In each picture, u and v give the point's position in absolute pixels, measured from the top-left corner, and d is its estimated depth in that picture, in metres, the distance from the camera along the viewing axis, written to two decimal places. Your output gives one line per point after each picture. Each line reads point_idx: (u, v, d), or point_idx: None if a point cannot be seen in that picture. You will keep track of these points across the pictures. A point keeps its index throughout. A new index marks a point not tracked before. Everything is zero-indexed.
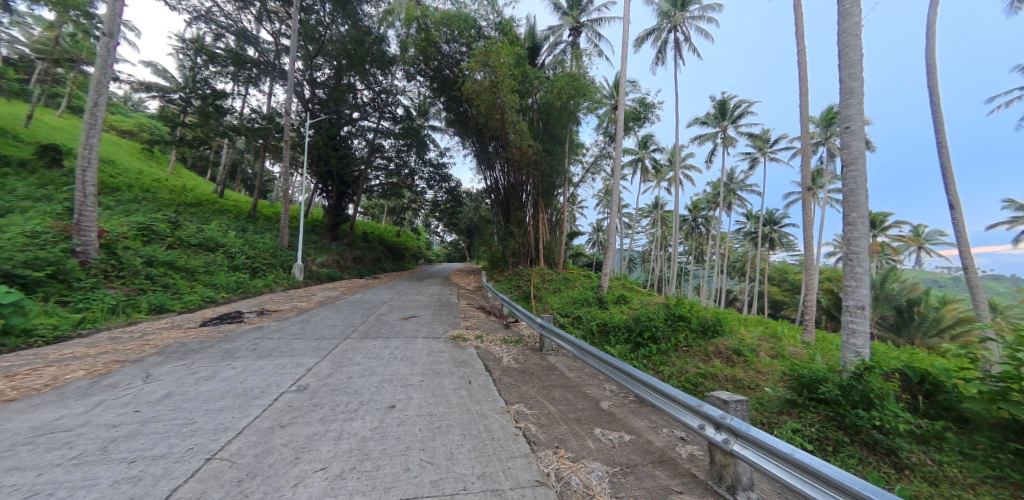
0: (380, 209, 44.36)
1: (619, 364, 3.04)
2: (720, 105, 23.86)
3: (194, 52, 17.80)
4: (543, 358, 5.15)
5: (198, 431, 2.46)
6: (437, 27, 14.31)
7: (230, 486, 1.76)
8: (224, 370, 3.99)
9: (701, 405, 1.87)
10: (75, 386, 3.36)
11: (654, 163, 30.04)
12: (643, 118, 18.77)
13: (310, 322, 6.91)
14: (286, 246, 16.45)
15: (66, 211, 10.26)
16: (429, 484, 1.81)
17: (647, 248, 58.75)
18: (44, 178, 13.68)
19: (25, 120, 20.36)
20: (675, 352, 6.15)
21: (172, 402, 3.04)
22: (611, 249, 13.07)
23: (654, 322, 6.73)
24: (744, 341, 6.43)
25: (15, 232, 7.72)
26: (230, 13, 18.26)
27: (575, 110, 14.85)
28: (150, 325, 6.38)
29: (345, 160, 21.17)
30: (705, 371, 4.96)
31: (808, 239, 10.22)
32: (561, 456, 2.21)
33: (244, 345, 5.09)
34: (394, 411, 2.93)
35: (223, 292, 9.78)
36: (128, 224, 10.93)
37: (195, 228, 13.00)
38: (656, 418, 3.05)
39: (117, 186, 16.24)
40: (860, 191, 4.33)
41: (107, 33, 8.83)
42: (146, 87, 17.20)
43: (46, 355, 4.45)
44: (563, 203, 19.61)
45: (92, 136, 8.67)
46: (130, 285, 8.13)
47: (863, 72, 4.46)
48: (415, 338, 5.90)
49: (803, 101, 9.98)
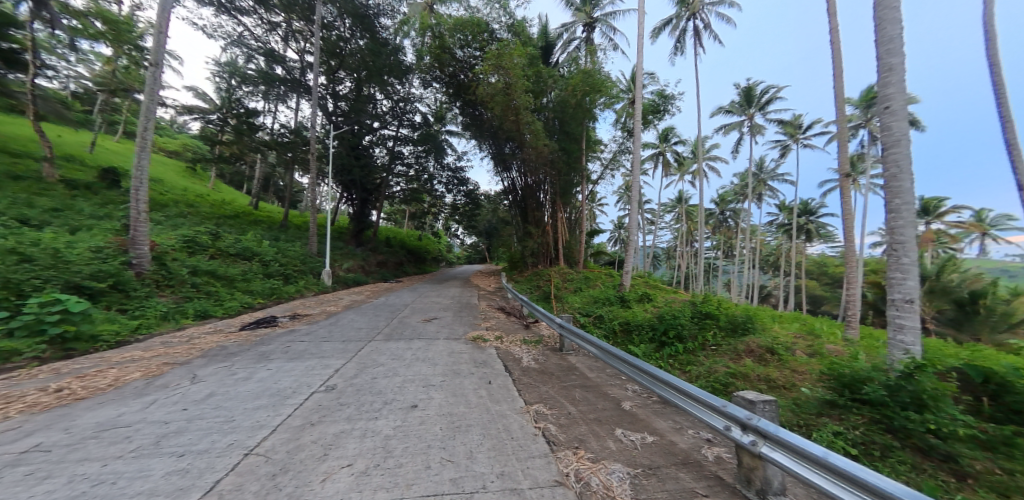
0: (402, 216, 45.87)
1: (642, 364, 2.96)
2: (745, 92, 22.77)
3: (229, 74, 19.19)
4: (563, 358, 5.11)
5: (236, 428, 2.62)
6: (451, 34, 14.55)
7: (265, 480, 1.87)
8: (260, 371, 4.24)
9: (726, 406, 1.78)
10: (133, 386, 3.69)
11: (677, 156, 29.09)
12: (663, 110, 18.39)
13: (338, 325, 7.26)
14: (314, 253, 17.24)
15: (122, 227, 11.30)
16: (449, 482, 1.84)
17: (671, 244, 56.70)
18: (104, 198, 15.13)
19: (89, 147, 22.61)
20: (702, 351, 5.93)
21: (214, 401, 3.27)
22: (632, 245, 12.64)
23: (680, 320, 6.55)
24: (778, 339, 6.10)
25: (82, 247, 8.50)
26: (260, 36, 19.44)
27: (591, 106, 14.64)
28: (195, 330, 6.88)
29: (366, 168, 21.80)
30: (735, 371, 4.74)
31: (849, 227, 9.51)
32: (581, 457, 2.18)
33: (277, 348, 5.40)
34: (416, 410, 3.01)
35: (258, 298, 10.43)
36: (176, 237, 11.90)
37: (233, 238, 13.92)
38: (682, 419, 2.95)
39: (166, 203, 17.68)
40: (905, 175, 3.97)
41: (154, 63, 9.59)
42: (188, 109, 18.66)
43: (109, 359, 4.91)
44: (582, 201, 19.46)
45: (144, 158, 9.47)
46: (179, 293, 8.83)
47: (903, 48, 4.11)
48: (437, 339, 6.06)
49: (838, 80, 9.30)
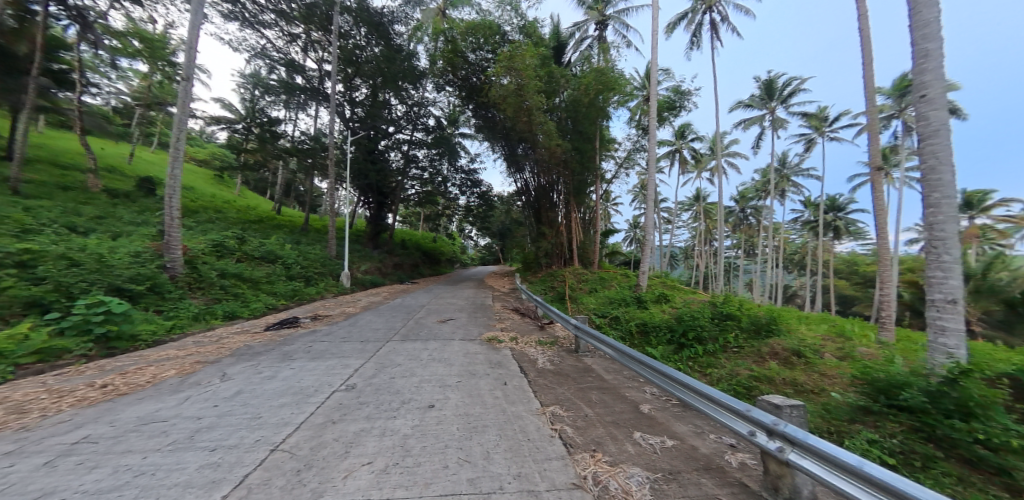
0: (417, 218, 46.64)
1: (660, 367, 2.89)
2: (766, 85, 21.96)
3: (253, 85, 20.07)
4: (579, 359, 5.06)
5: (263, 425, 2.73)
6: (463, 38, 14.74)
7: (290, 475, 1.94)
8: (284, 370, 4.39)
9: (750, 410, 1.71)
10: (169, 383, 3.90)
11: (694, 153, 28.36)
12: (678, 106, 18.01)
13: (356, 326, 7.45)
14: (333, 256, 17.74)
15: (158, 233, 11.98)
16: (467, 482, 1.85)
17: (689, 243, 55.28)
18: (141, 206, 16.09)
19: (127, 158, 24.09)
20: (723, 353, 5.75)
21: (242, 398, 3.41)
22: (649, 245, 12.40)
23: (699, 322, 6.37)
24: (805, 341, 5.83)
25: (122, 252, 9.07)
26: (282, 47, 20.23)
27: (604, 105, 14.47)
28: (224, 331, 7.20)
29: (382, 173, 22.29)
30: (759, 374, 4.57)
31: (882, 223, 9.03)
32: (598, 459, 2.16)
33: (300, 348, 5.58)
34: (433, 410, 3.04)
35: (281, 300, 10.83)
36: (206, 242, 12.51)
37: (257, 242, 14.51)
38: (703, 423, 2.86)
39: (196, 209, 18.61)
40: (944, 167, 3.73)
41: (186, 77, 10.14)
42: (216, 120, 19.62)
43: (147, 357, 5.21)
44: (596, 201, 19.26)
45: (177, 167, 10.02)
46: (209, 295, 9.28)
47: (941, 33, 3.88)
48: (452, 339, 6.12)
49: (868, 69, 8.85)
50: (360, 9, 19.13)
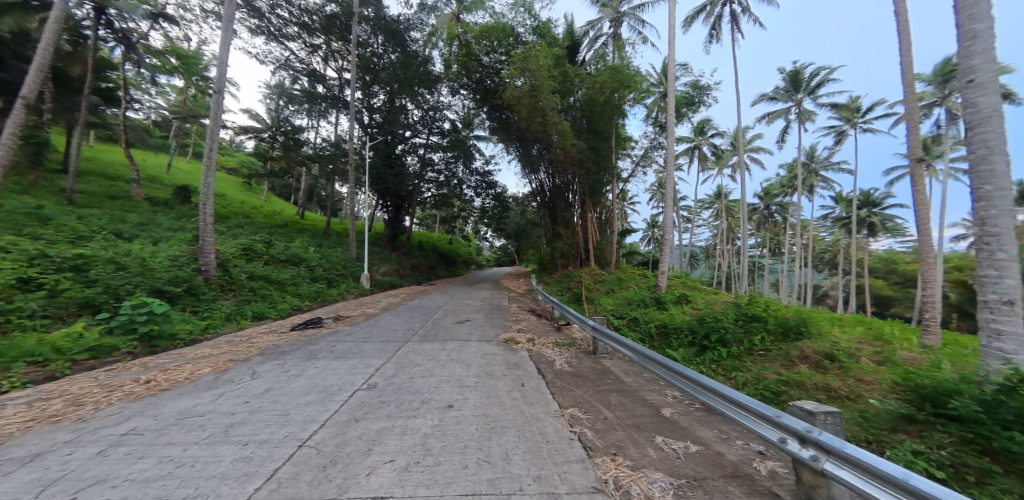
0: (433, 221, 47.38)
1: (682, 370, 2.81)
2: (792, 76, 21.02)
3: (278, 95, 20.99)
4: (597, 361, 4.99)
5: (291, 421, 2.85)
6: (478, 41, 14.90)
7: (317, 470, 2.01)
8: (309, 369, 4.56)
9: (781, 417, 1.63)
10: (205, 379, 4.13)
11: (714, 149, 27.49)
12: (698, 102, 17.53)
13: (376, 326, 7.64)
14: (354, 258, 18.25)
15: (192, 238, 12.70)
16: (487, 482, 1.86)
17: (709, 242, 53.58)
18: (178, 212, 17.10)
19: (166, 168, 25.67)
20: (748, 356, 5.54)
21: (271, 395, 3.56)
22: (668, 245, 12.11)
23: (722, 323, 6.17)
24: (839, 344, 5.52)
25: (162, 256, 9.67)
26: (304, 58, 21.05)
27: (620, 103, 14.26)
28: (253, 330, 7.54)
29: (399, 176, 22.79)
30: (788, 378, 4.36)
31: (924, 219, 8.44)
32: (619, 463, 2.12)
33: (323, 347, 5.77)
34: (452, 410, 3.08)
35: (305, 301, 11.24)
36: (236, 246, 13.17)
37: (283, 246, 15.13)
38: (728, 428, 2.76)
39: (227, 215, 19.61)
40: (997, 157, 3.46)
41: (217, 90, 10.73)
42: (244, 130, 20.63)
43: (185, 355, 5.53)
44: (613, 200, 18.98)
45: (210, 176, 10.60)
46: (239, 297, 9.76)
47: (991, 12, 3.61)
48: (470, 340, 6.17)
49: (906, 54, 8.32)
50: (378, 17, 19.69)
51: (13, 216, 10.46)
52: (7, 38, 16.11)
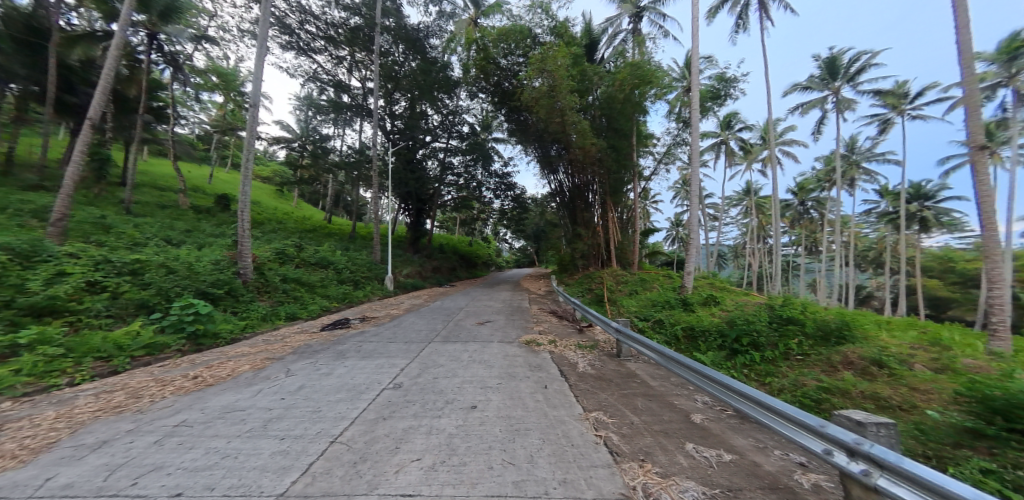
0: (453, 224, 48.20)
1: (713, 374, 2.68)
2: (828, 63, 19.73)
3: (307, 107, 22.09)
4: (622, 364, 4.88)
5: (323, 418, 2.97)
6: (495, 44, 15.03)
7: (348, 466, 2.09)
8: (339, 367, 4.75)
9: (825, 426, 1.52)
10: (244, 376, 4.39)
11: (743, 144, 26.27)
12: (724, 95, 16.84)
13: (400, 327, 7.83)
14: (378, 261, 18.85)
15: (232, 243, 13.56)
16: (512, 484, 1.86)
17: (738, 240, 51.20)
18: (219, 219, 18.32)
19: (208, 178, 27.59)
20: (784, 361, 5.24)
21: (305, 392, 3.74)
22: (693, 244, 11.71)
23: (755, 326, 5.87)
24: (888, 349, 5.11)
25: (206, 260, 10.41)
26: (330, 70, 22.02)
27: (641, 99, 13.93)
28: (287, 330, 7.95)
29: (421, 180, 23.33)
30: (831, 386, 4.08)
31: (987, 212, 7.66)
32: (648, 470, 2.06)
33: (351, 347, 5.99)
34: (475, 411, 3.11)
35: (334, 302, 11.72)
36: (270, 250, 13.94)
37: (312, 249, 15.87)
38: (765, 437, 2.62)
39: (262, 221, 20.81)
40: None
41: (253, 104, 11.41)
42: (276, 140, 21.84)
43: (227, 353, 5.91)
44: (634, 199, 18.57)
45: (247, 185, 11.29)
46: (274, 298, 10.32)
47: None
48: (491, 342, 6.20)
49: (964, 33, 7.59)
50: (399, 27, 20.33)
51: (82, 225, 11.60)
52: (76, 66, 17.94)
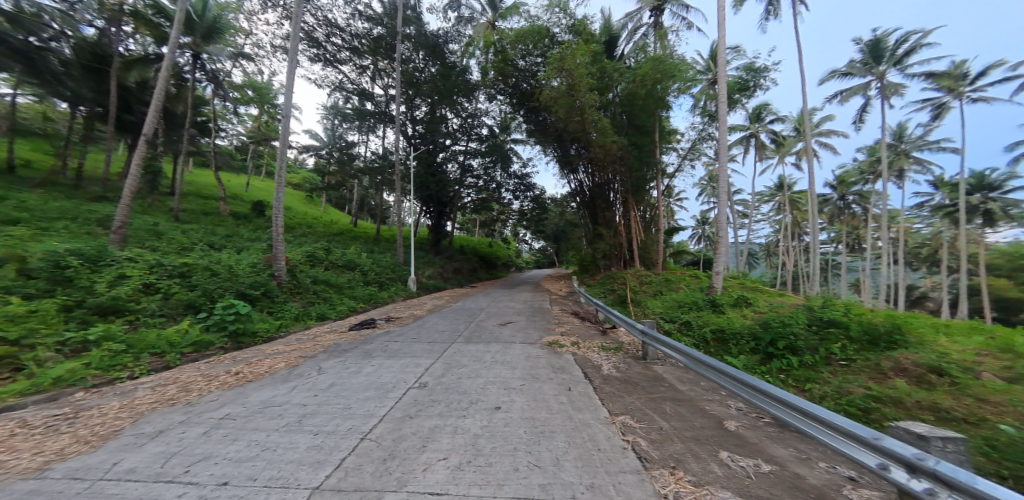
0: (473, 225, 48.70)
1: (748, 379, 2.53)
2: (872, 45, 18.31)
3: (334, 115, 23.06)
4: (648, 367, 4.73)
5: (353, 415, 3.08)
6: (514, 46, 15.09)
7: (378, 463, 2.14)
8: (367, 366, 4.91)
9: (880, 439, 1.39)
10: (280, 373, 4.62)
11: (775, 136, 24.91)
12: (753, 86, 16.04)
13: (424, 327, 7.99)
14: (401, 262, 19.35)
15: (267, 247, 14.36)
16: (539, 487, 1.85)
17: (770, 238, 48.55)
18: (255, 225, 19.46)
19: (245, 187, 29.42)
20: (826, 367, 4.90)
21: (336, 390, 3.88)
22: (722, 243, 11.23)
23: (792, 329, 5.53)
24: (949, 356, 4.65)
25: (245, 264, 11.08)
26: (355, 79, 22.87)
27: (664, 94, 13.53)
28: (318, 330, 8.32)
29: (441, 183, 23.76)
30: (882, 394, 3.77)
31: None
32: (679, 478, 1.98)
33: (378, 346, 6.18)
34: (500, 412, 3.12)
35: (360, 303, 12.15)
36: (302, 253, 14.67)
37: (340, 252, 16.52)
38: (808, 448, 2.45)
39: (294, 226, 21.90)
40: None
41: (285, 115, 12.07)
42: (306, 148, 22.93)
43: (264, 350, 6.25)
44: (657, 197, 18.04)
45: (280, 192, 11.94)
46: (305, 299, 10.84)
47: None
48: (513, 343, 6.19)
49: None
50: (419, 34, 20.86)
51: (138, 232, 12.68)
52: (132, 87, 19.65)
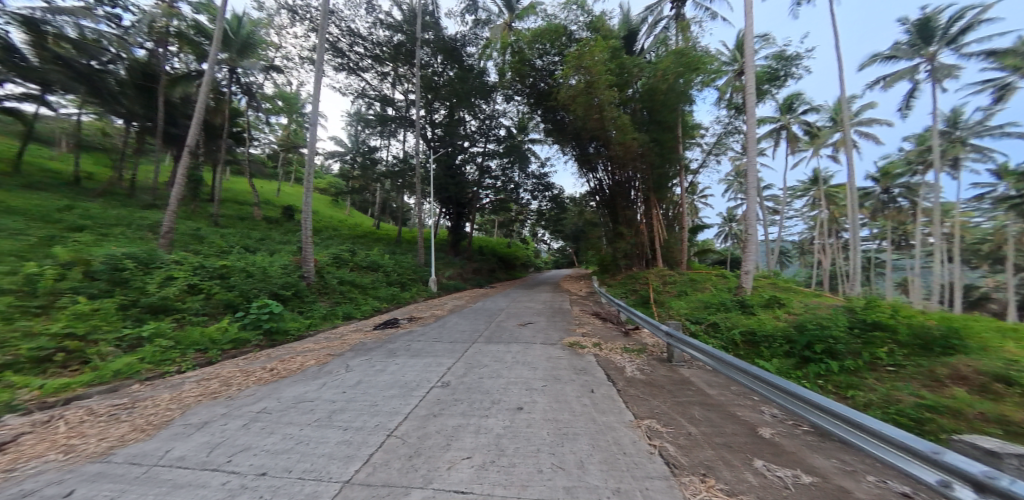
0: (492, 226, 49.00)
1: (784, 384, 2.40)
2: (920, 25, 16.84)
3: (357, 122, 23.89)
4: (673, 370, 4.58)
5: (380, 412, 3.17)
6: (530, 46, 15.09)
7: (404, 459, 2.19)
8: (391, 365, 5.04)
9: (939, 453, 1.27)
10: (311, 370, 4.84)
11: (808, 127, 23.53)
12: (784, 75, 15.22)
13: (445, 327, 8.11)
14: (422, 263, 19.74)
15: (296, 250, 15.06)
16: (563, 489, 1.84)
17: (805, 236, 45.82)
18: (285, 228, 20.46)
19: (276, 192, 30.99)
20: (871, 373, 4.56)
21: (363, 387, 4.01)
22: (751, 241, 10.73)
23: (831, 332, 5.19)
24: (1015, 363, 4.22)
25: (277, 265, 11.68)
26: (377, 85, 23.58)
27: (686, 88, 13.11)
28: (344, 329, 8.64)
29: (460, 185, 24.06)
30: (937, 404, 3.46)
31: None
32: (710, 486, 1.90)
33: (401, 345, 6.34)
34: (522, 412, 3.12)
35: (384, 303, 12.50)
36: (329, 255, 15.28)
37: (364, 254, 17.07)
38: (853, 460, 2.28)
39: (321, 229, 22.85)
40: None
41: (312, 123, 12.63)
42: (331, 154, 23.86)
43: (295, 348, 6.56)
44: (681, 195, 17.47)
45: (308, 196, 12.49)
46: (332, 299, 11.28)
47: None
48: (534, 344, 6.17)
49: None
50: (438, 39, 21.25)
51: (182, 236, 13.65)
52: (177, 103, 21.18)
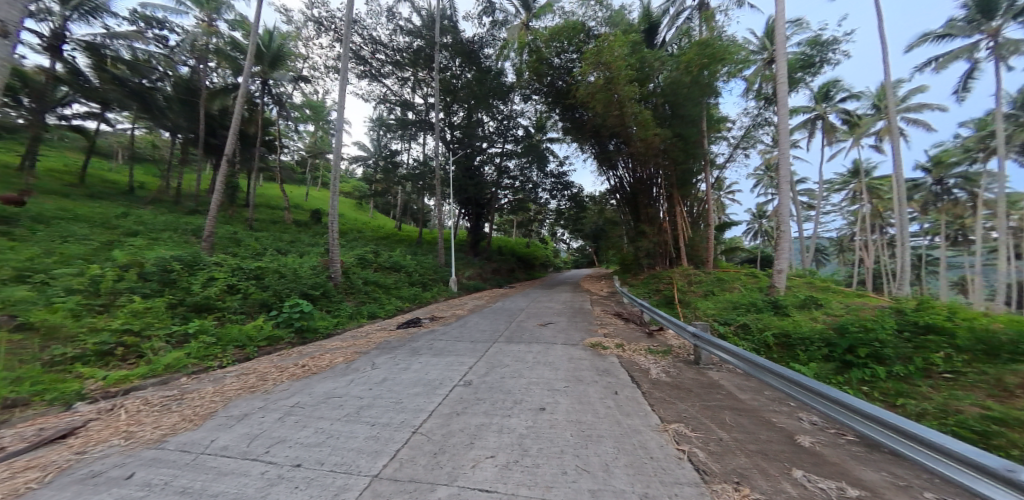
0: (510, 226, 49.10)
1: (825, 390, 2.25)
2: None
3: (379, 127, 24.60)
4: (701, 373, 4.40)
5: (404, 409, 3.24)
6: (548, 44, 14.98)
7: (429, 456, 2.23)
8: (415, 363, 5.15)
9: (1013, 471, 1.15)
10: (339, 367, 5.02)
11: (847, 115, 22.00)
12: (819, 61, 14.29)
13: (466, 327, 8.21)
14: (443, 264, 20.07)
15: (324, 251, 15.72)
16: (588, 492, 1.80)
17: (844, 231, 42.85)
18: (314, 231, 21.41)
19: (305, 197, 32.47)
20: (924, 380, 4.20)
21: (388, 384, 4.13)
22: (785, 238, 10.16)
23: (877, 335, 4.81)
24: None
25: (307, 266, 12.25)
26: (398, 90, 24.19)
27: (711, 80, 12.59)
28: (369, 328, 8.93)
29: (478, 186, 24.27)
30: (1005, 416, 3.13)
31: None
32: (745, 495, 1.82)
33: (424, 344, 6.47)
34: (544, 413, 3.10)
35: (406, 302, 12.81)
36: (354, 256, 15.86)
37: (387, 255, 17.58)
38: (906, 474, 2.10)
39: (346, 231, 23.75)
40: None
41: (337, 129, 13.12)
42: (355, 159, 24.70)
43: (324, 346, 6.85)
44: (706, 191, 16.80)
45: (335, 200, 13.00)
46: (358, 299, 11.69)
47: None
48: (555, 344, 6.11)
49: None
50: (456, 42, 21.53)
51: (222, 240, 14.61)
52: (216, 115, 22.65)
